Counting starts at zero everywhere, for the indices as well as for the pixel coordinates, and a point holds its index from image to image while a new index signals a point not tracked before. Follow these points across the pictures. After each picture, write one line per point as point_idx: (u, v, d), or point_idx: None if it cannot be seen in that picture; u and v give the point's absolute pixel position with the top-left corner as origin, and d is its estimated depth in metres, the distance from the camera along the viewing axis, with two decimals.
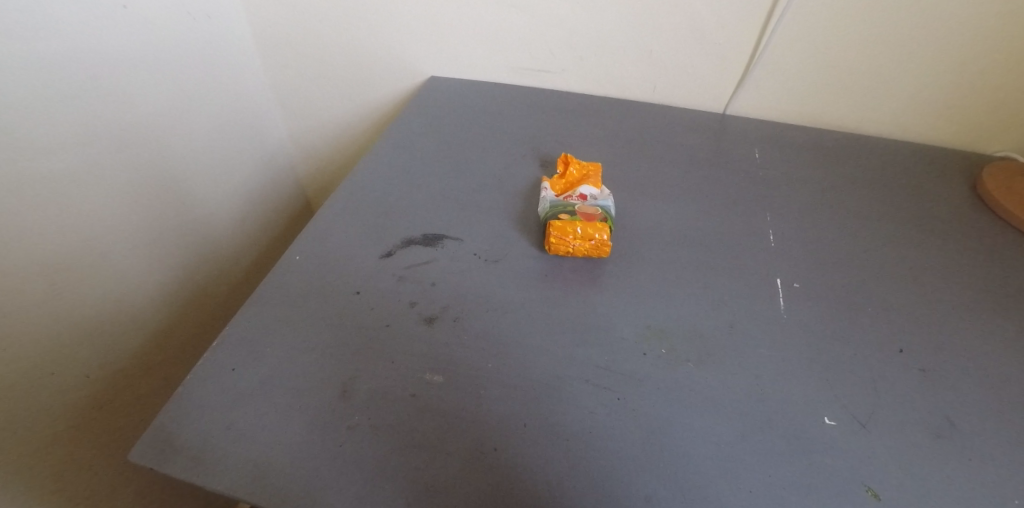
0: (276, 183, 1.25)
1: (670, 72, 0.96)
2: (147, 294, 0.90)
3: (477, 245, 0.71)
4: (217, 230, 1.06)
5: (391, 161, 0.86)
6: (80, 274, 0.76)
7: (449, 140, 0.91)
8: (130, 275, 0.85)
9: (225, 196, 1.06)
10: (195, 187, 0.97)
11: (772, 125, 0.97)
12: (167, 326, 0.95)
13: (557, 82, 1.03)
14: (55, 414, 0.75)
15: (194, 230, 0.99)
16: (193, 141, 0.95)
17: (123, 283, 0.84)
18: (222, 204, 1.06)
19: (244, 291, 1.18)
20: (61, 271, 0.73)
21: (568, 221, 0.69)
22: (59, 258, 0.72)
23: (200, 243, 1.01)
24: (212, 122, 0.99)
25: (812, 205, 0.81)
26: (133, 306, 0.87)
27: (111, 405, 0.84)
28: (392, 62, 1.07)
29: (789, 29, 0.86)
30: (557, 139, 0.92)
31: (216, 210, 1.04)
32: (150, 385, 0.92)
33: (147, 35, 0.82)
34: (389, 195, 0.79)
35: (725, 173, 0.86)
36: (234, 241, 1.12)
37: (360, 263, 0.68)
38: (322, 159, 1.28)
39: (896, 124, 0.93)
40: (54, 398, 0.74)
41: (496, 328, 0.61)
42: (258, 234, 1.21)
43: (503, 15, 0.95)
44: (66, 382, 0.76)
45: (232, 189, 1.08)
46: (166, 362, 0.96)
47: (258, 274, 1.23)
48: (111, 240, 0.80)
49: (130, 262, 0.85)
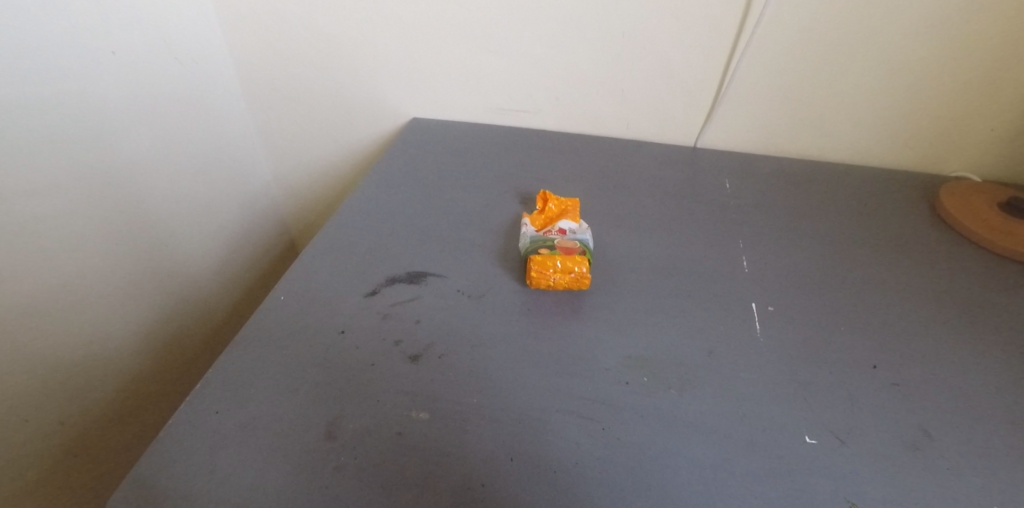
0: (260, 224, 1.26)
1: (642, 111, 1.01)
2: (128, 337, 0.90)
3: (461, 281, 0.72)
4: (201, 270, 1.06)
5: (374, 201, 0.88)
6: (57, 318, 0.76)
7: (431, 179, 0.94)
8: (111, 320, 0.86)
9: (210, 242, 1.08)
10: (180, 232, 0.99)
11: (741, 157, 1.01)
12: (149, 373, 0.95)
13: (535, 121, 1.07)
14: (28, 460, 0.74)
15: (177, 271, 0.99)
16: (179, 187, 0.97)
17: (102, 327, 0.84)
18: (207, 250, 1.07)
19: (226, 335, 1.18)
20: (39, 314, 0.73)
21: (548, 255, 0.71)
22: (36, 301, 0.73)
23: (183, 284, 1.01)
24: (198, 167, 1.02)
25: (783, 231, 0.84)
26: (113, 350, 0.87)
27: (84, 450, 0.83)
28: (374, 103, 1.10)
29: (751, 65, 0.91)
30: (535, 176, 0.95)
31: (202, 254, 1.06)
32: (126, 429, 0.91)
33: (136, 84, 0.85)
34: (372, 235, 0.80)
35: (698, 204, 0.89)
36: (217, 282, 1.12)
37: (344, 303, 0.69)
38: (306, 201, 1.30)
39: (857, 151, 0.98)
40: (26, 444, 0.73)
41: (480, 363, 0.62)
42: (242, 275, 1.21)
43: (481, 59, 1.00)
44: (40, 429, 0.75)
45: (217, 235, 1.10)
46: (143, 409, 0.95)
47: (242, 314, 1.23)
48: (90, 282, 0.81)
49: (111, 307, 0.85)
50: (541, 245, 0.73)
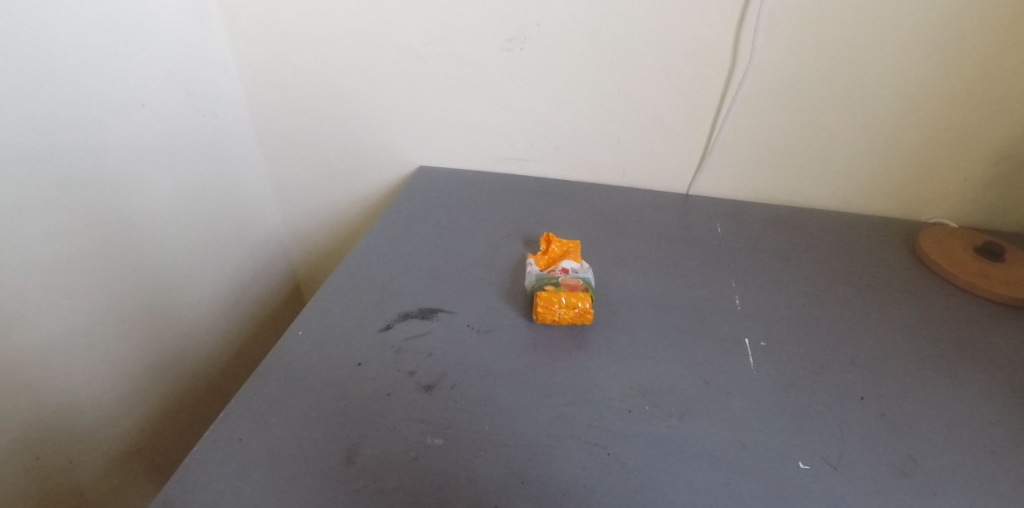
0: (269, 267, 1.30)
1: (636, 160, 1.08)
2: (142, 377, 0.93)
3: (470, 316, 0.77)
4: (213, 311, 1.10)
5: (386, 243, 0.93)
6: (73, 355, 0.80)
7: (439, 223, 0.99)
8: (123, 369, 0.89)
9: (222, 298, 1.12)
10: (195, 284, 1.03)
11: (731, 203, 1.08)
12: (157, 413, 0.99)
13: (535, 169, 1.14)
14: (32, 499, 0.78)
15: (191, 312, 1.03)
16: (197, 243, 1.03)
17: (117, 366, 0.88)
18: (219, 303, 1.12)
19: (232, 388, 1.21)
20: (56, 350, 0.77)
21: (553, 292, 0.76)
22: (54, 337, 0.77)
23: (196, 324, 1.05)
24: (214, 222, 1.08)
25: (772, 272, 0.89)
26: (126, 389, 0.90)
27: (84, 488, 0.87)
28: (384, 152, 1.17)
29: (735, 119, 0.99)
30: (537, 220, 1.00)
31: (214, 309, 1.10)
32: (127, 468, 0.95)
33: (161, 133, 0.92)
34: (384, 274, 0.85)
35: (692, 246, 0.94)
36: (230, 323, 1.16)
37: (360, 336, 0.73)
38: (314, 245, 1.35)
39: (838, 198, 1.05)
40: (32, 482, 0.77)
41: (490, 392, 0.66)
42: (252, 317, 1.25)
43: (486, 112, 1.08)
44: (42, 467, 0.78)
45: (231, 288, 1.15)
46: (147, 450, 0.98)
47: (252, 355, 1.27)
48: (107, 320, 0.85)
49: (124, 353, 0.89)
50: (546, 283, 0.77)
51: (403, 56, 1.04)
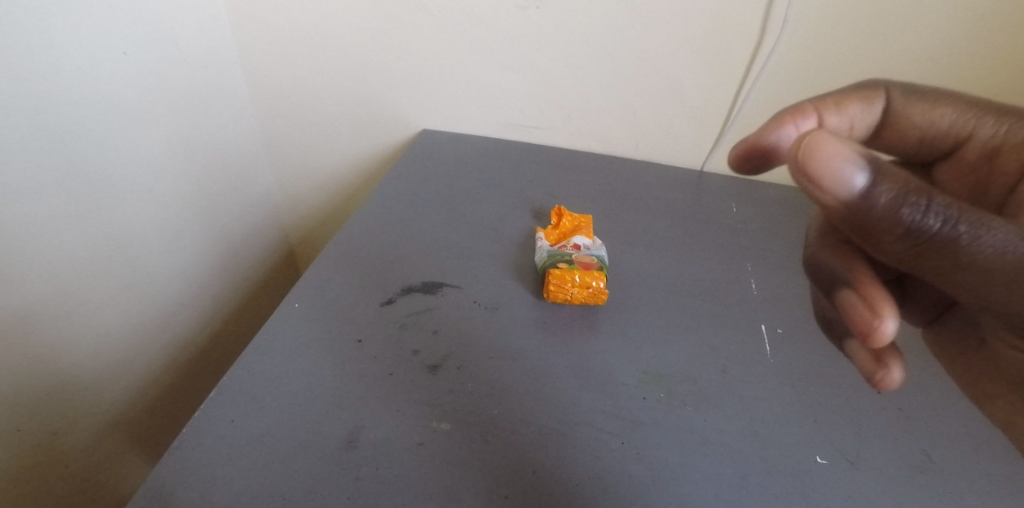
0: (263, 230, 1.25)
1: (651, 132, 1.03)
2: (132, 344, 0.90)
3: (477, 292, 0.73)
4: (205, 275, 1.06)
5: (387, 211, 0.88)
6: (61, 319, 0.76)
7: (443, 192, 0.94)
8: (112, 338, 0.85)
9: (213, 265, 1.08)
10: (184, 250, 0.98)
11: (747, 182, 1.04)
12: (150, 381, 0.96)
13: (545, 138, 1.09)
14: (22, 472, 0.75)
15: (183, 276, 0.99)
16: (186, 207, 0.97)
17: (107, 331, 0.84)
18: (210, 271, 1.07)
19: (226, 357, 1.18)
20: (45, 313, 0.73)
21: (567, 269, 0.71)
22: (42, 300, 0.72)
23: (188, 288, 1.01)
24: (205, 185, 1.02)
25: (788, 255, 0.86)
26: (115, 356, 0.87)
27: (77, 457, 0.84)
28: (386, 114, 1.11)
29: (757, 98, 0.94)
30: (546, 192, 0.96)
31: (204, 276, 1.05)
32: (121, 436, 0.92)
33: (146, 83, 0.85)
34: (385, 245, 0.80)
35: (707, 226, 0.91)
36: (223, 289, 1.12)
37: (361, 311, 0.69)
38: (308, 209, 1.29)
39: None
40: (20, 454, 0.74)
41: (498, 374, 0.62)
42: (246, 283, 1.21)
43: (496, 74, 1.01)
44: (28, 442, 0.75)
45: (221, 255, 1.10)
46: (140, 418, 0.95)
47: (248, 323, 1.24)
48: (96, 284, 0.80)
49: (111, 322, 0.85)
50: (558, 259, 0.73)
51: (411, 12, 0.96)
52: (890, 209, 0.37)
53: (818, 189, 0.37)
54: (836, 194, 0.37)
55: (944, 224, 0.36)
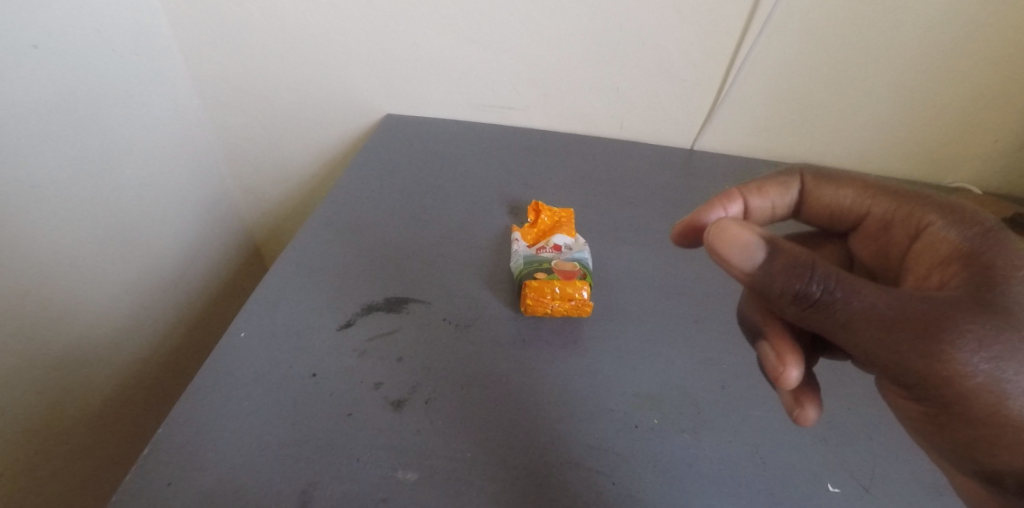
0: (225, 231, 1.13)
1: (636, 109, 0.94)
2: (112, 334, 0.83)
3: (446, 308, 0.65)
4: (181, 261, 0.98)
5: (345, 214, 0.79)
6: (35, 311, 0.68)
7: (409, 188, 0.85)
8: (65, 364, 0.74)
9: (176, 269, 0.96)
10: (141, 256, 0.87)
11: (741, 161, 0.95)
12: (135, 373, 0.89)
13: (520, 119, 0.99)
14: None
15: (157, 263, 0.91)
16: (141, 206, 0.86)
17: (85, 323, 0.77)
18: (174, 276, 0.96)
19: (207, 347, 1.10)
20: (15, 307, 0.66)
21: (545, 280, 0.63)
22: (9, 295, 0.65)
23: (164, 275, 0.93)
24: (158, 182, 0.90)
25: None
26: (96, 348, 0.80)
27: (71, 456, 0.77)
28: (345, 98, 1.00)
29: (754, 67, 0.85)
30: (524, 183, 0.87)
31: (168, 281, 0.94)
32: (113, 433, 0.85)
33: (75, 77, 0.72)
34: (343, 255, 0.72)
35: (699, 214, 0.83)
36: (199, 277, 1.04)
37: (316, 339, 0.61)
38: (268, 209, 1.19)
39: (858, 156, 0.93)
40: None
41: (473, 407, 0.55)
42: (212, 286, 1.10)
43: (464, 51, 0.91)
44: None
45: (184, 257, 0.99)
46: (129, 412, 0.89)
47: (224, 314, 1.16)
48: (66, 275, 0.73)
49: (67, 345, 0.74)
50: (537, 268, 0.65)
51: None
52: (783, 284, 0.38)
53: (724, 262, 0.40)
54: (742, 266, 0.40)
55: (831, 295, 0.37)
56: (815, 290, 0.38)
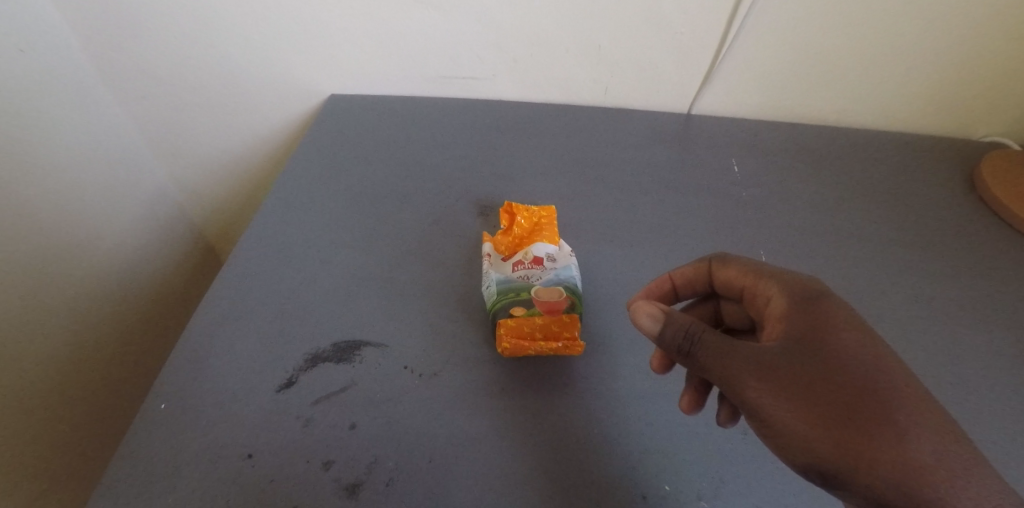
0: (166, 239, 0.95)
1: (622, 72, 0.79)
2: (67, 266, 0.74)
3: (409, 351, 0.54)
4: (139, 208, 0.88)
5: (283, 229, 0.66)
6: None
7: (359, 190, 0.71)
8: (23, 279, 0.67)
9: (98, 282, 0.80)
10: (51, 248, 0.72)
11: (745, 127, 0.82)
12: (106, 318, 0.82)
13: (487, 91, 0.84)
14: None
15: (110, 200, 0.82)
16: (28, 218, 0.68)
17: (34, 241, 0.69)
18: (97, 291, 0.80)
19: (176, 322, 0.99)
20: None
21: (524, 319, 0.52)
22: None
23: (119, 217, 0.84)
24: (52, 183, 0.72)
25: (801, 233, 0.69)
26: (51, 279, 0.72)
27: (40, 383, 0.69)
28: (278, 84, 0.83)
29: (766, 13, 0.70)
30: (495, 174, 0.74)
31: (88, 299, 0.78)
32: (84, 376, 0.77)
33: None
34: (282, 287, 0.60)
35: (699, 201, 0.72)
36: (163, 238, 0.94)
37: (251, 408, 0.50)
38: (210, 213, 1.00)
39: (879, 114, 0.81)
40: None
41: (446, 486, 0.45)
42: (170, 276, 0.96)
43: (413, 16, 0.74)
44: None
45: (109, 266, 0.82)
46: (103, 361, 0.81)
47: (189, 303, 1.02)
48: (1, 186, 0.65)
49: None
50: (514, 300, 0.54)
51: None
52: (668, 343, 0.41)
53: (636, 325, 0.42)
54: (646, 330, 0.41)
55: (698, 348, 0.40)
56: (687, 345, 0.40)
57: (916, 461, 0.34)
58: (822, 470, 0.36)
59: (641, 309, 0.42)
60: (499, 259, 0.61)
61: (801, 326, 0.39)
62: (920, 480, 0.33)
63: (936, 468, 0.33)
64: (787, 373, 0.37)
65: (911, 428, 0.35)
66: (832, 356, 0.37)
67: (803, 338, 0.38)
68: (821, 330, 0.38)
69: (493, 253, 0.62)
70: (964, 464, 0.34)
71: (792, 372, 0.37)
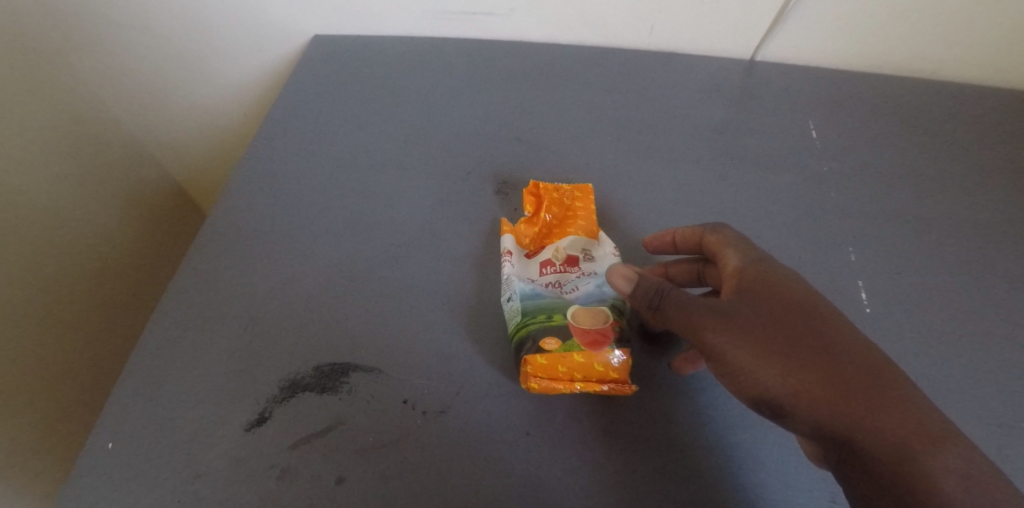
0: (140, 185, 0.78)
1: (675, 7, 0.63)
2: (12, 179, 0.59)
3: (410, 378, 0.43)
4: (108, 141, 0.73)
5: (258, 210, 0.54)
6: None
7: (350, 157, 0.58)
8: None
9: (60, 232, 0.65)
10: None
11: (822, 79, 0.67)
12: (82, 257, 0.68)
13: (505, 31, 0.69)
14: None
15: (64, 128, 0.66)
16: None
17: None
18: (64, 226, 0.66)
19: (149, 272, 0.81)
20: None
21: (557, 361, 0.40)
22: None
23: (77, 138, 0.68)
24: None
25: (894, 219, 0.56)
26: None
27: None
28: (248, 22, 0.67)
29: None
30: (516, 139, 0.61)
31: (53, 247, 0.64)
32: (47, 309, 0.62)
33: None
34: (256, 288, 0.48)
35: (765, 178, 0.58)
36: (138, 175, 0.78)
37: (215, 453, 0.40)
38: (191, 164, 0.83)
39: (997, 67, 0.64)
40: None
41: None
42: (142, 220, 0.79)
43: None
44: None
45: (72, 211, 0.67)
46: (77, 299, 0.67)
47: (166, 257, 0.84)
48: None
49: None
50: (545, 328, 0.42)
51: None
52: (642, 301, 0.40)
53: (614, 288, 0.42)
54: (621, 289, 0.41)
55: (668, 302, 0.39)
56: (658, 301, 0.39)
57: (857, 394, 0.34)
58: (773, 409, 0.36)
59: (615, 270, 0.42)
60: (522, 257, 0.49)
61: (760, 277, 0.39)
62: (862, 411, 0.33)
63: (875, 399, 0.33)
64: (737, 315, 0.37)
65: (852, 364, 0.35)
66: (782, 302, 0.37)
67: (760, 289, 0.38)
68: (780, 286, 0.38)
69: (514, 249, 0.50)
70: (909, 394, 0.34)
71: (744, 315, 0.37)
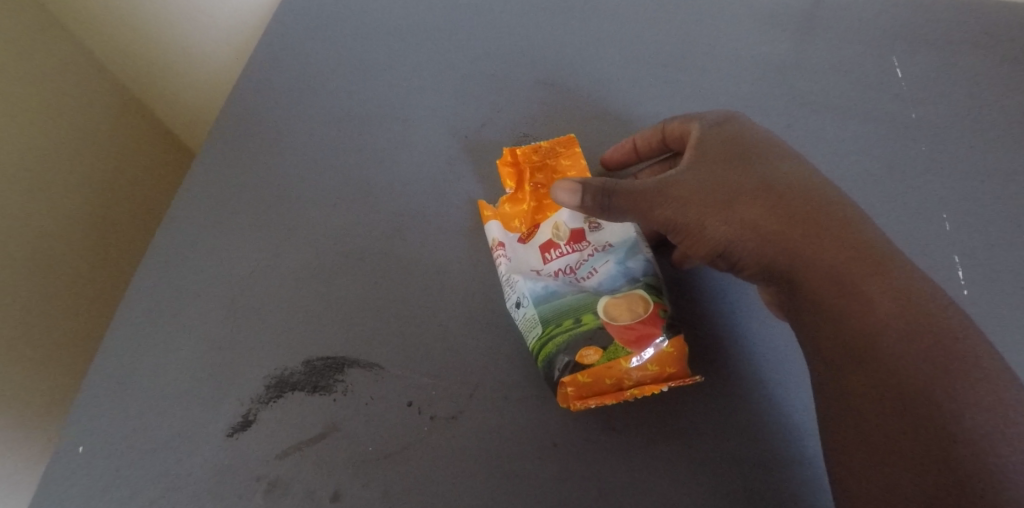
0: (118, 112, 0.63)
1: None
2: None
3: (417, 374, 0.37)
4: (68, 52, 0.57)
5: (241, 170, 0.46)
6: None
7: (345, 104, 0.50)
8: None
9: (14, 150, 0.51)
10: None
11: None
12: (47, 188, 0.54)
13: None
14: None
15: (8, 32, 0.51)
16: None
17: None
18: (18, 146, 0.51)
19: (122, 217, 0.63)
20: None
21: (602, 372, 0.34)
22: None
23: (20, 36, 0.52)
24: None
25: (1000, 174, 0.46)
26: None
27: None
28: None
29: None
30: (537, 82, 0.52)
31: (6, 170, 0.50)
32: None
33: None
34: (241, 265, 0.42)
35: (840, 127, 0.49)
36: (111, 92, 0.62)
37: (195, 462, 0.35)
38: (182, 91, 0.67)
39: None
40: None
41: None
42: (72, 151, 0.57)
43: None
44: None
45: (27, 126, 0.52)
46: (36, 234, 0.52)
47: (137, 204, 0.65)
48: None
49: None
50: (577, 337, 0.35)
51: None
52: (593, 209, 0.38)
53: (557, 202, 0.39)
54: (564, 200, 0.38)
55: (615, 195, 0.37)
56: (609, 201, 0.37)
57: (804, 228, 0.34)
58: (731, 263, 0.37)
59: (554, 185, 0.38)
60: (518, 244, 0.42)
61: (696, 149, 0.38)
62: (804, 243, 0.34)
63: (817, 229, 0.34)
64: (684, 190, 0.36)
65: (808, 214, 0.35)
66: (719, 161, 0.37)
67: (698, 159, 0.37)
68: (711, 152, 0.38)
69: (504, 237, 0.42)
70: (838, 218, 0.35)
71: (688, 186, 0.36)
